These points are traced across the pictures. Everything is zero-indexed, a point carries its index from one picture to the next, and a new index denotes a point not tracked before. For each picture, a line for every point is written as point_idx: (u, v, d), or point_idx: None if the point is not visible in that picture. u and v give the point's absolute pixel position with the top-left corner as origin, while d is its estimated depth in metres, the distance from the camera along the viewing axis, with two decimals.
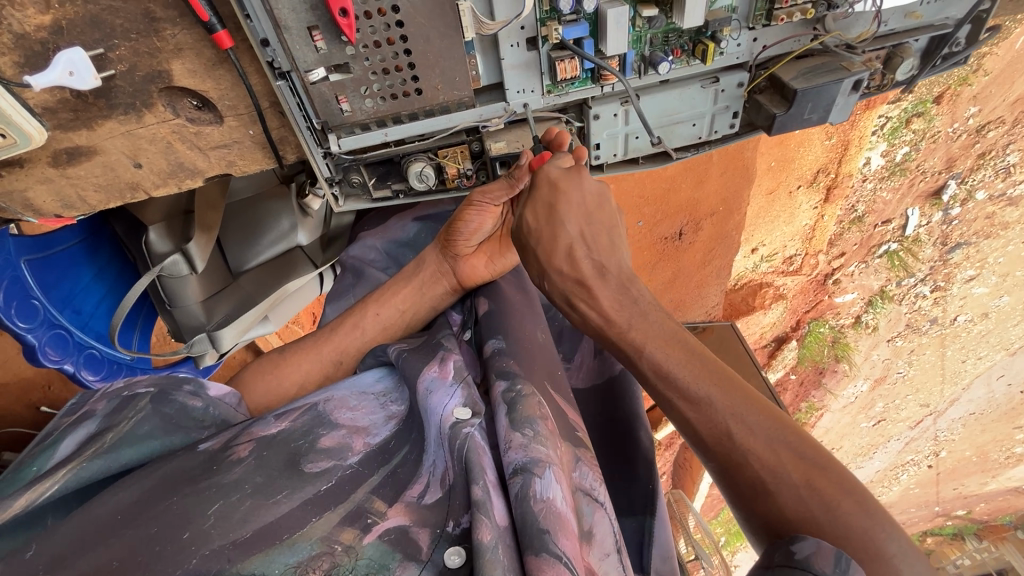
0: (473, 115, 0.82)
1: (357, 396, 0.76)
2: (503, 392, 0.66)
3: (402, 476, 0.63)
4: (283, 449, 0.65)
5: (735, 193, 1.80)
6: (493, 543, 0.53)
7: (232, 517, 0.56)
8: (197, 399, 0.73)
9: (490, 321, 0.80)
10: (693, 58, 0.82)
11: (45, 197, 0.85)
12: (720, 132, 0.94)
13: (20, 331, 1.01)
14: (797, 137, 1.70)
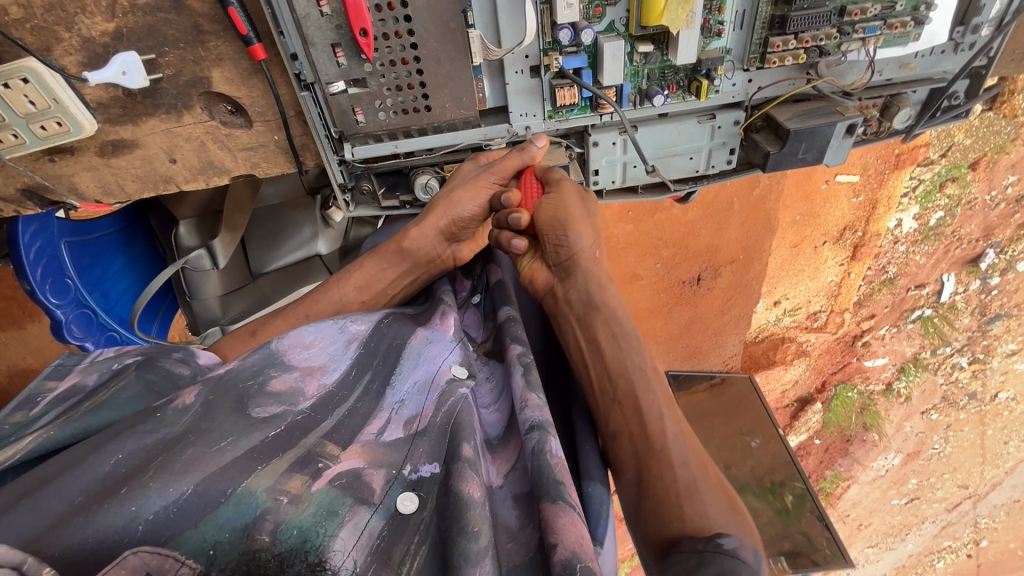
0: (479, 134, 0.88)
1: (312, 329, 0.70)
2: (519, 355, 0.72)
3: (362, 411, 0.63)
4: (233, 392, 0.59)
5: (756, 243, 1.81)
6: (483, 499, 0.54)
7: (173, 466, 0.49)
8: (185, 366, 0.68)
9: (498, 292, 0.86)
10: (688, 94, 0.87)
11: (89, 183, 0.94)
12: (717, 167, 0.98)
13: (51, 306, 1.08)
14: (822, 191, 1.74)
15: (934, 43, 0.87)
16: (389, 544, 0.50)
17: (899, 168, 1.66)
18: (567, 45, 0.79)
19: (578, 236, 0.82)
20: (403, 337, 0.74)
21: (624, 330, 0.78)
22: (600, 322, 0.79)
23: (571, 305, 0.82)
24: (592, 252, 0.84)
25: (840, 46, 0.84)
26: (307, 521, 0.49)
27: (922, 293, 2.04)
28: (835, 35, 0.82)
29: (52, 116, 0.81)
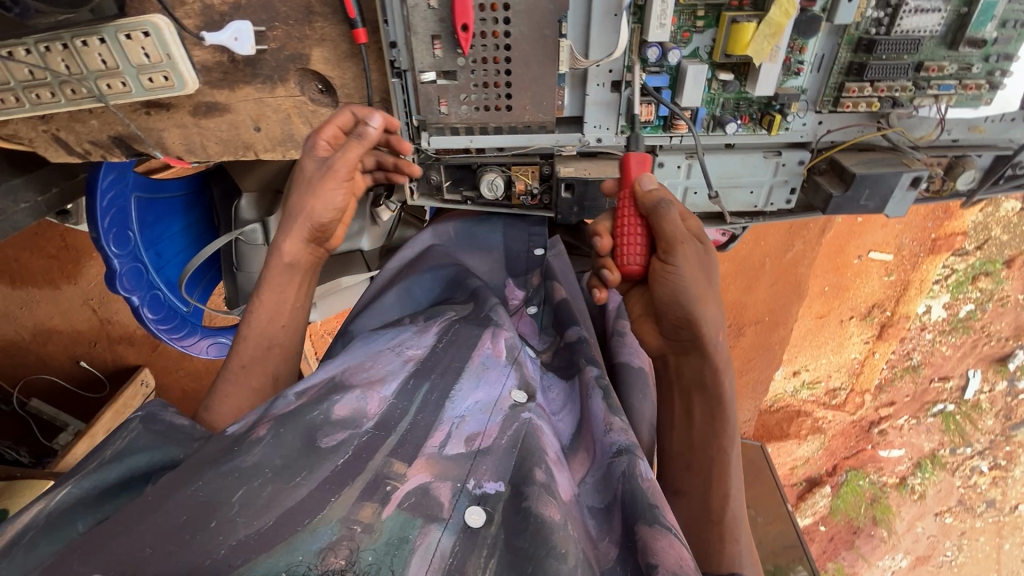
0: (551, 140, 0.91)
1: (370, 356, 0.74)
2: (596, 378, 0.77)
3: (423, 423, 0.66)
4: (300, 424, 0.61)
5: (784, 306, 1.89)
6: (563, 520, 0.57)
7: (255, 503, 0.53)
8: (187, 413, 0.66)
9: (560, 314, 0.90)
10: (759, 127, 0.89)
11: (175, 140, 0.98)
12: (776, 205, 0.99)
13: (110, 255, 1.12)
14: (855, 266, 1.80)
15: (1004, 110, 0.89)
16: (463, 559, 0.53)
17: (933, 253, 1.77)
18: (651, 63, 0.83)
19: (711, 320, 0.79)
20: (459, 357, 0.75)
21: (723, 414, 0.83)
22: (701, 404, 0.83)
23: (677, 374, 0.86)
24: (712, 337, 0.80)
25: (914, 100, 0.86)
26: (380, 550, 0.52)
27: (946, 387, 2.19)
28: (910, 89, 0.85)
29: (161, 70, 0.86)
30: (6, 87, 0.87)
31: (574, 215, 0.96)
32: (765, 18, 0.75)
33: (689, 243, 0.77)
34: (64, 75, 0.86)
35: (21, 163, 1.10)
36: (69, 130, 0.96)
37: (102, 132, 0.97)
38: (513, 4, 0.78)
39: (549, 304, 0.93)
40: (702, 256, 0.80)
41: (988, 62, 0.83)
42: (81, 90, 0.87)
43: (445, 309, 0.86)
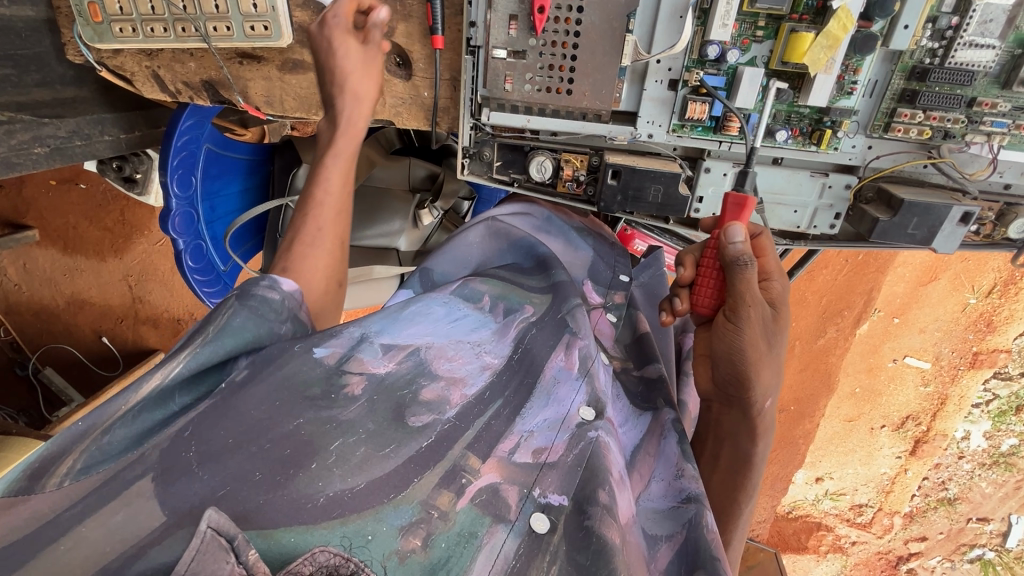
0: (604, 129, 0.95)
1: (454, 344, 0.78)
2: (674, 422, 0.79)
3: (495, 429, 0.70)
4: (391, 398, 0.69)
5: (810, 397, 2.36)
6: (620, 544, 0.61)
7: (350, 460, 0.61)
8: (273, 292, 0.73)
9: (640, 347, 0.94)
10: (809, 141, 0.92)
11: (257, 90, 1.07)
12: (819, 228, 0.99)
13: (171, 193, 1.19)
14: (889, 369, 2.23)
15: None
16: (526, 562, 0.59)
17: (973, 368, 2.16)
18: (710, 63, 0.87)
19: (760, 384, 0.85)
20: (535, 372, 0.77)
21: (749, 470, 0.86)
22: (729, 460, 0.88)
23: (714, 421, 0.91)
24: (759, 401, 0.86)
25: (965, 134, 0.88)
26: (452, 538, 0.59)
27: (988, 530, 2.64)
28: (963, 122, 0.87)
29: (264, 20, 0.95)
30: (127, 18, 0.97)
31: (616, 205, 0.97)
32: (823, 30, 0.80)
33: (750, 307, 0.83)
34: (179, 11, 0.96)
35: (112, 100, 1.19)
36: (170, 70, 1.06)
37: (197, 74, 1.06)
38: None
39: (630, 328, 0.98)
40: (769, 323, 0.86)
41: None
42: (190, 28, 0.97)
43: (525, 306, 0.86)
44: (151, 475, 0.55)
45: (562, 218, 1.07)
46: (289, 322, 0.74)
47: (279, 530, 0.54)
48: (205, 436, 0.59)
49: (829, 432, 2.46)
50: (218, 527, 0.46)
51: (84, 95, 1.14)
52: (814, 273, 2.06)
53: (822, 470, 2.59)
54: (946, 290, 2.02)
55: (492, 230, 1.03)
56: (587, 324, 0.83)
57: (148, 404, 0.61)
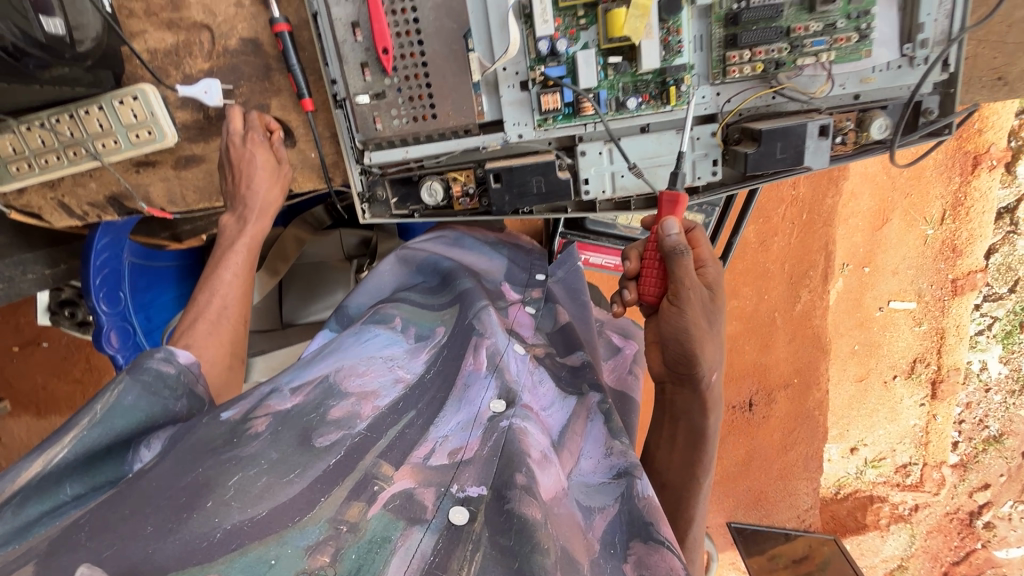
0: (476, 141, 1.01)
1: (365, 362, 0.78)
2: (599, 403, 0.79)
3: (410, 438, 0.69)
4: (298, 424, 0.66)
5: (809, 366, 2.25)
6: (543, 519, 0.59)
7: (250, 491, 0.57)
8: (168, 365, 0.69)
9: (563, 335, 0.95)
10: (661, 102, 0.97)
11: (159, 193, 1.13)
12: (703, 178, 1.04)
13: (100, 311, 1.20)
14: (878, 319, 2.19)
15: (887, 58, 0.95)
16: (446, 557, 0.55)
17: (956, 295, 2.11)
18: (548, 57, 0.94)
19: (707, 358, 0.83)
20: (448, 381, 0.78)
21: (704, 449, 0.83)
22: (684, 439, 0.85)
23: (665, 401, 0.88)
24: (706, 376, 0.84)
25: (795, 60, 0.95)
26: (364, 546, 0.55)
27: None
28: (788, 49, 0.94)
29: (145, 126, 1.03)
30: (21, 156, 1.05)
31: (509, 204, 1.01)
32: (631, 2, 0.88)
33: (692, 288, 0.82)
34: (67, 139, 1.03)
35: (30, 241, 1.25)
36: (72, 194, 1.12)
37: (99, 193, 1.12)
38: (423, 29, 0.93)
39: (551, 318, 0.99)
40: (707, 303, 0.85)
41: (851, 18, 0.93)
42: (81, 150, 1.04)
43: (436, 330, 0.88)
44: (32, 561, 0.49)
45: (473, 236, 1.15)
46: (185, 398, 0.70)
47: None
48: (101, 514, 0.54)
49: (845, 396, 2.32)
50: None
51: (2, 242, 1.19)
52: (769, 243, 2.12)
53: (853, 439, 2.38)
54: (901, 229, 2.07)
55: (401, 258, 1.06)
56: (494, 323, 0.85)
57: (29, 493, 0.56)
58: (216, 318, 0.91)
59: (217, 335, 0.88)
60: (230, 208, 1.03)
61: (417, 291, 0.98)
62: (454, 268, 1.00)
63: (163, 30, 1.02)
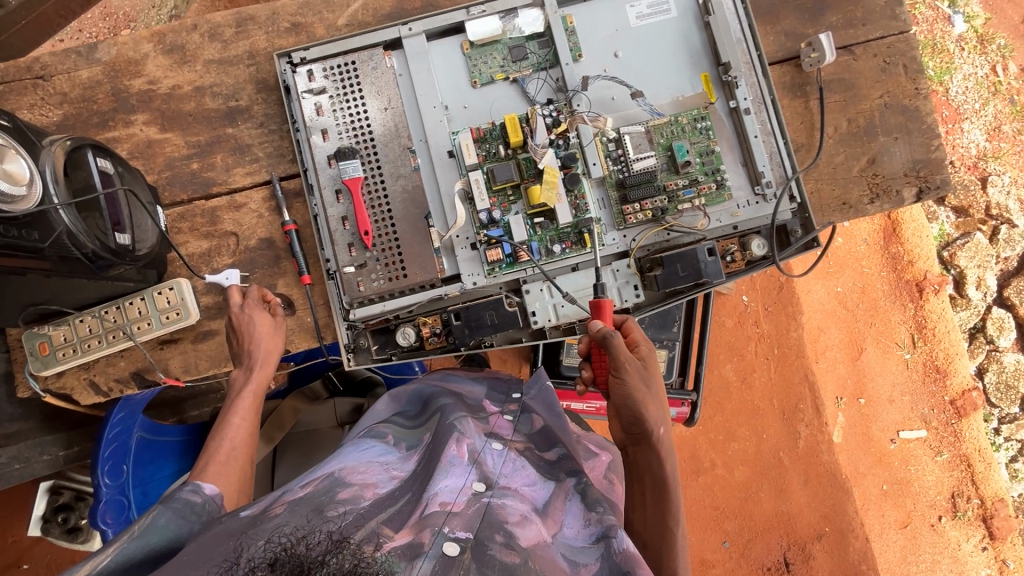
0: (440, 290, 1.25)
1: (365, 464, 0.93)
2: (575, 485, 0.95)
3: (405, 510, 0.80)
4: (312, 504, 0.79)
5: (834, 506, 2.59)
6: (524, 560, 0.74)
7: (277, 539, 0.67)
8: (196, 496, 0.96)
9: (542, 435, 1.09)
10: (580, 245, 1.25)
11: (176, 364, 1.33)
12: (629, 300, 1.25)
13: (99, 484, 1.31)
14: (897, 450, 2.73)
15: (744, 197, 1.26)
16: None
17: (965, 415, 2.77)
18: (489, 224, 1.25)
19: (653, 415, 1.12)
20: (434, 463, 0.92)
21: (669, 490, 1.10)
22: (653, 487, 1.10)
23: (632, 463, 1.15)
24: (655, 430, 1.12)
25: (675, 206, 1.25)
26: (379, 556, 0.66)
27: None
28: (668, 199, 1.25)
29: (175, 309, 1.28)
30: (69, 343, 1.27)
31: (468, 336, 1.22)
32: (543, 180, 1.22)
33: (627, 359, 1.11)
34: (111, 325, 1.27)
35: (53, 424, 1.40)
36: (104, 372, 1.32)
37: (126, 369, 1.32)
38: (395, 216, 1.26)
39: (528, 424, 1.12)
40: (642, 371, 1.14)
41: (707, 174, 1.26)
42: (119, 333, 1.27)
43: (421, 438, 1.05)
44: None
45: (455, 375, 1.41)
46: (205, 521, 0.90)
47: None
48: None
49: (899, 547, 2.71)
50: None
51: (28, 426, 1.34)
52: (751, 379, 2.61)
53: None
54: (881, 358, 2.72)
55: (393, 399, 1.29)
56: (471, 428, 1.04)
57: None
58: (226, 459, 1.12)
59: (226, 474, 1.09)
60: (239, 364, 1.23)
61: (401, 420, 1.17)
62: (436, 391, 1.25)
63: (201, 239, 1.35)
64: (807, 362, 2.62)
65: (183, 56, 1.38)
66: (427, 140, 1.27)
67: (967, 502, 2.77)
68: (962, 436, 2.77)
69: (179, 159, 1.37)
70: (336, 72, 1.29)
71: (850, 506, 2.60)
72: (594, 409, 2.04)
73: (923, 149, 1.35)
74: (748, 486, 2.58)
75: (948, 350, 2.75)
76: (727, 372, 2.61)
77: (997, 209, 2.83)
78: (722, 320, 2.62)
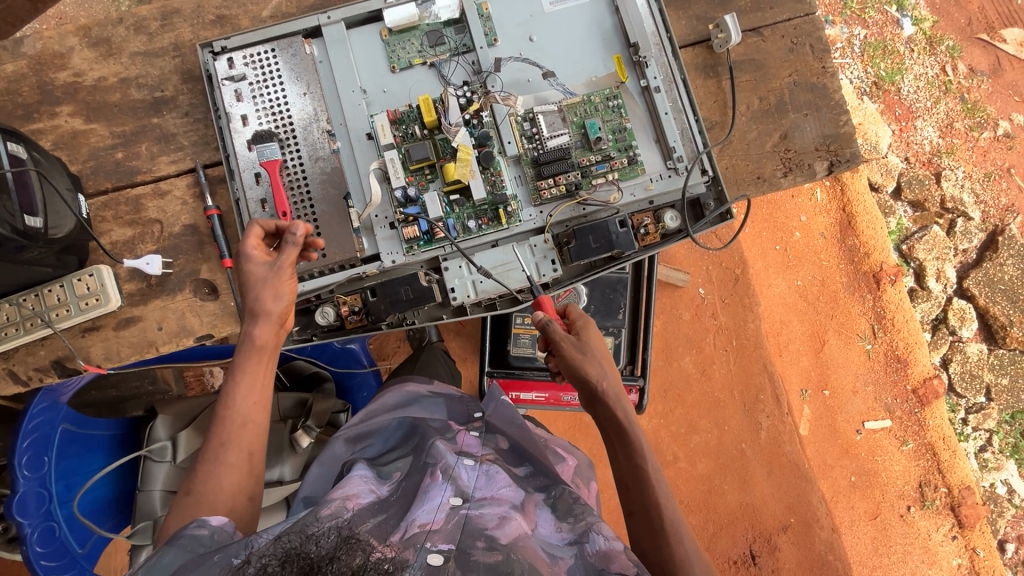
0: (359, 269, 1.26)
1: (345, 489, 0.93)
2: (544, 499, 1.00)
3: (387, 526, 0.82)
4: (297, 524, 0.79)
5: (798, 498, 2.57)
6: (506, 557, 0.77)
7: (265, 552, 0.68)
8: (203, 528, 0.85)
9: (514, 453, 1.14)
10: (496, 221, 1.27)
11: (97, 352, 1.33)
12: (547, 274, 1.28)
13: (18, 476, 1.23)
14: (863, 440, 2.74)
15: (656, 171, 1.29)
16: None
17: (929, 402, 2.79)
18: (406, 202, 1.26)
19: (592, 373, 1.15)
20: (411, 493, 0.94)
21: (625, 434, 1.11)
22: (616, 437, 1.12)
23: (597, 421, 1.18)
24: (601, 385, 1.14)
25: (589, 181, 1.28)
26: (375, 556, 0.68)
27: None
28: (581, 174, 1.28)
29: (94, 295, 1.28)
30: None
31: (385, 312, 1.24)
32: (457, 158, 1.24)
33: (559, 336, 1.18)
34: (28, 312, 1.27)
35: None
36: (24, 363, 1.32)
37: (45, 358, 1.33)
38: (314, 200, 1.28)
39: (495, 443, 1.15)
40: (575, 342, 1.18)
41: (619, 150, 1.29)
42: (37, 321, 1.27)
43: (396, 470, 1.05)
44: None
45: (410, 391, 1.34)
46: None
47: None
48: None
49: (870, 539, 2.70)
50: None
51: None
52: (710, 371, 2.59)
53: None
54: (843, 349, 2.76)
55: (350, 439, 1.20)
56: (443, 450, 1.05)
57: None
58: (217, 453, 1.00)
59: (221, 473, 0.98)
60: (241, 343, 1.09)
61: (376, 447, 1.17)
62: (414, 420, 1.21)
63: (125, 226, 1.36)
64: (766, 352, 2.63)
65: (108, 49, 1.40)
66: (346, 124, 1.30)
67: (935, 491, 2.77)
68: (926, 425, 2.79)
69: (103, 148, 1.38)
70: (256, 60, 1.32)
71: (814, 497, 2.59)
72: (544, 400, 2.03)
73: (832, 124, 1.39)
74: (711, 479, 2.56)
75: (908, 340, 2.78)
76: (686, 365, 2.60)
77: (950, 202, 2.89)
78: (679, 312, 2.61)
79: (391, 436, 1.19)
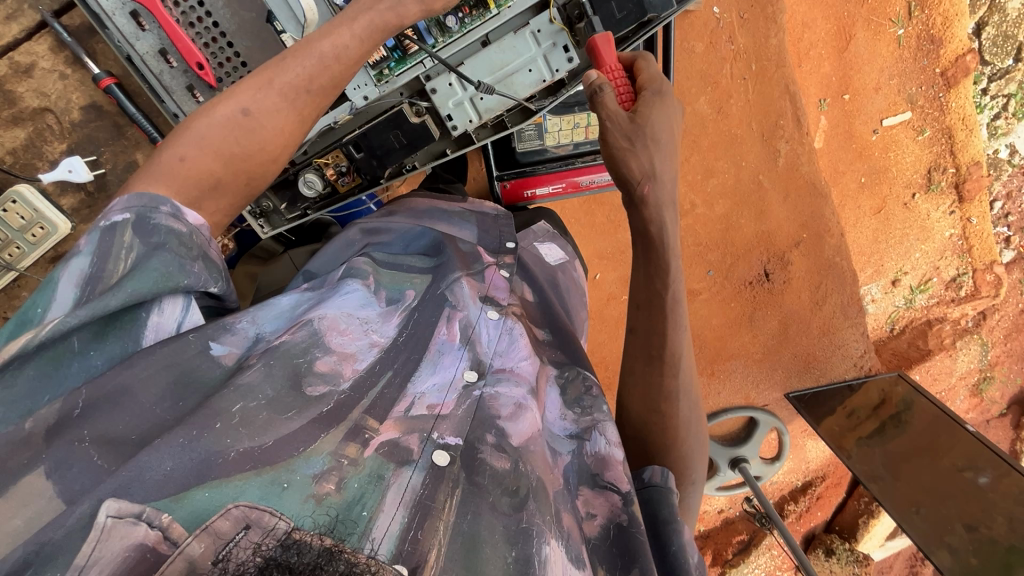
0: (329, 118, 1.12)
1: (346, 318, 0.86)
2: (554, 377, 0.96)
3: (389, 396, 0.79)
4: (288, 364, 0.76)
5: (812, 215, 2.40)
6: (512, 466, 0.76)
7: (255, 422, 0.68)
8: (177, 223, 0.78)
9: (541, 311, 1.10)
10: (485, 13, 1.06)
11: None
12: (559, 68, 1.10)
13: None
14: (879, 141, 2.49)
15: None
16: (430, 489, 0.70)
17: (951, 84, 2.40)
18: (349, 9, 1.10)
19: (638, 169, 0.94)
20: (421, 345, 0.88)
21: (662, 259, 0.98)
22: (642, 254, 0.99)
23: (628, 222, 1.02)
24: (644, 191, 0.94)
25: None
26: (363, 478, 0.67)
27: None
28: None
29: (36, 223, 1.22)
30: None
31: (377, 163, 1.18)
32: None
33: (607, 113, 0.93)
34: None
35: None
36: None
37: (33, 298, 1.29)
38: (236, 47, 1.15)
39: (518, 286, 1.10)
40: (629, 123, 0.93)
41: None
42: None
43: (406, 293, 0.96)
44: (41, 471, 0.60)
45: (440, 208, 1.23)
46: (207, 299, 0.83)
47: (190, 491, 0.60)
48: (105, 431, 0.65)
49: (871, 233, 2.61)
50: (117, 513, 0.55)
51: None
52: (727, 107, 2.29)
53: (891, 271, 2.65)
54: (870, 41, 2.36)
55: (366, 230, 1.12)
56: (466, 295, 0.97)
57: (32, 355, 0.66)
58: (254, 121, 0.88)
59: (260, 135, 0.89)
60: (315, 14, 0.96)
61: (383, 248, 1.06)
62: (439, 237, 1.09)
63: (12, 126, 1.25)
64: (790, 71, 2.27)
65: None
66: None
67: (943, 174, 2.53)
68: (948, 109, 2.44)
69: None
70: None
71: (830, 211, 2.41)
72: (562, 191, 1.86)
73: None
74: (728, 217, 2.39)
75: (948, 10, 2.32)
76: (700, 107, 2.29)
77: None
78: (691, 45, 2.20)
79: (413, 242, 1.09)
